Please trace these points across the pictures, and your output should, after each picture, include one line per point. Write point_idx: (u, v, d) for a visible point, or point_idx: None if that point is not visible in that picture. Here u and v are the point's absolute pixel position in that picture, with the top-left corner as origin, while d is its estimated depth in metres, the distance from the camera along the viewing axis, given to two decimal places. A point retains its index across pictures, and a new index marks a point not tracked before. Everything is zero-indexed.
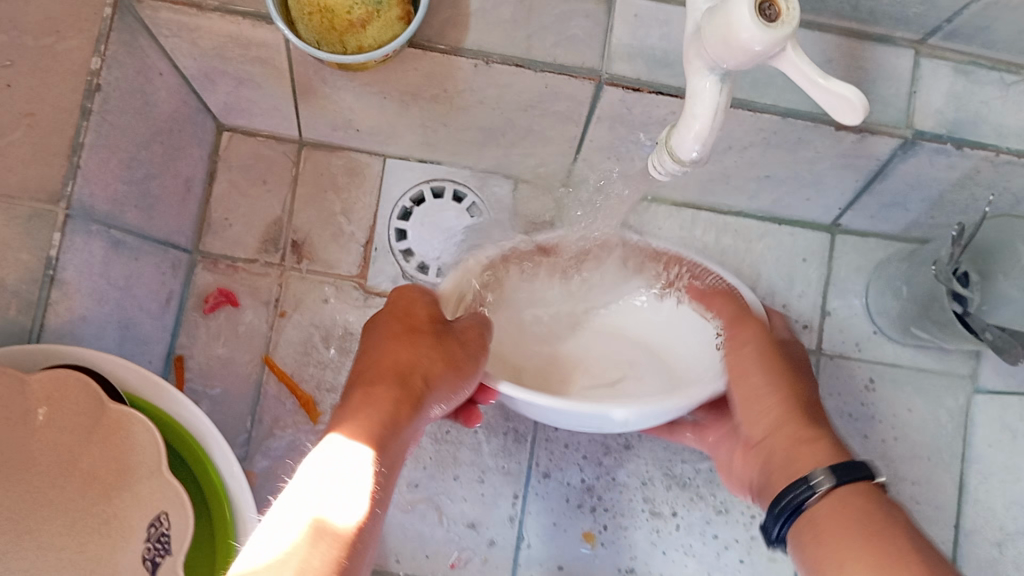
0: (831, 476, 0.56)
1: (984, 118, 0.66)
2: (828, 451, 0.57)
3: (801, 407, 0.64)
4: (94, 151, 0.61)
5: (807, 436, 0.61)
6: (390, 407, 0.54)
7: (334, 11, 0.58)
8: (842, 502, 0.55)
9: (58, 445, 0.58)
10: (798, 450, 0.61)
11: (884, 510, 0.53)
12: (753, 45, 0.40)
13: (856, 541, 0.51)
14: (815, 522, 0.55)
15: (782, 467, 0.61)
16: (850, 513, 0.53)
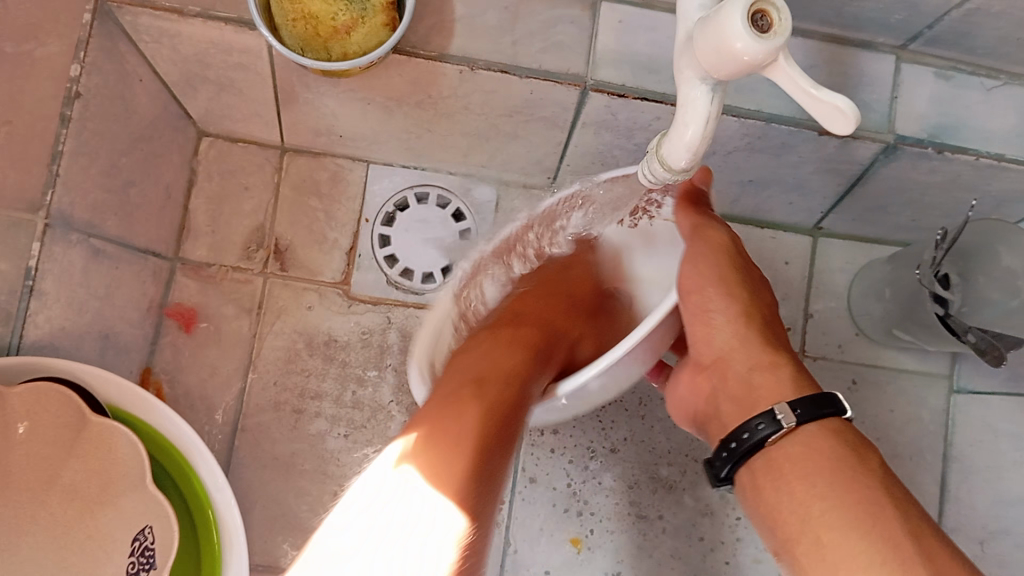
0: (796, 412, 0.51)
1: (965, 122, 0.67)
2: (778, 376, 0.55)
3: (759, 332, 0.58)
4: (74, 159, 0.60)
5: (767, 361, 0.56)
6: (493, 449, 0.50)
7: (318, 18, 0.57)
8: (810, 452, 0.50)
9: (39, 459, 0.57)
10: (755, 376, 0.56)
11: (855, 454, 0.50)
12: (743, 55, 0.40)
13: (817, 485, 0.49)
14: (773, 468, 0.52)
15: (746, 400, 0.55)
16: (813, 455, 0.50)
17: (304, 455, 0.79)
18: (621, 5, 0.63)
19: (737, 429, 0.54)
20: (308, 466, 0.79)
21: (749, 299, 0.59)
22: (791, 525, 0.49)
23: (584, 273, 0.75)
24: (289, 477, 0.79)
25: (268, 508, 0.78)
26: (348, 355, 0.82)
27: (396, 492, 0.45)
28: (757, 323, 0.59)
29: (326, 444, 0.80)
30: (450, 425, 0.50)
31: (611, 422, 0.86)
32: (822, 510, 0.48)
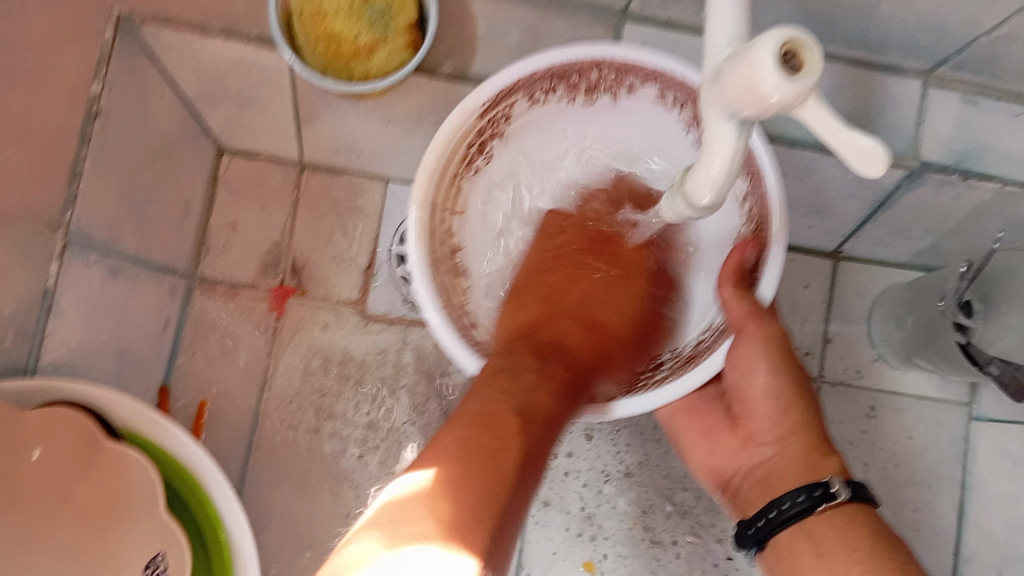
0: (847, 488, 0.53)
1: (990, 148, 0.66)
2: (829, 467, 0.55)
3: (809, 418, 0.58)
4: (93, 176, 0.60)
5: (819, 449, 0.56)
6: (551, 386, 0.53)
7: (340, 37, 0.57)
8: (854, 526, 0.52)
9: (55, 479, 0.57)
10: (811, 461, 0.56)
11: (890, 545, 0.51)
12: (771, 99, 0.39)
13: (859, 555, 0.51)
14: (810, 537, 0.53)
15: (795, 476, 0.55)
16: (854, 533, 0.52)
17: (318, 473, 0.79)
18: (643, 27, 0.63)
19: (771, 503, 0.55)
20: (322, 483, 0.79)
21: (798, 375, 0.58)
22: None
23: (621, 297, 0.64)
24: (303, 495, 0.79)
25: (281, 528, 0.78)
26: (363, 374, 0.81)
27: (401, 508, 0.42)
28: (800, 403, 0.58)
29: (340, 464, 0.79)
30: (490, 463, 0.44)
31: (626, 446, 0.85)
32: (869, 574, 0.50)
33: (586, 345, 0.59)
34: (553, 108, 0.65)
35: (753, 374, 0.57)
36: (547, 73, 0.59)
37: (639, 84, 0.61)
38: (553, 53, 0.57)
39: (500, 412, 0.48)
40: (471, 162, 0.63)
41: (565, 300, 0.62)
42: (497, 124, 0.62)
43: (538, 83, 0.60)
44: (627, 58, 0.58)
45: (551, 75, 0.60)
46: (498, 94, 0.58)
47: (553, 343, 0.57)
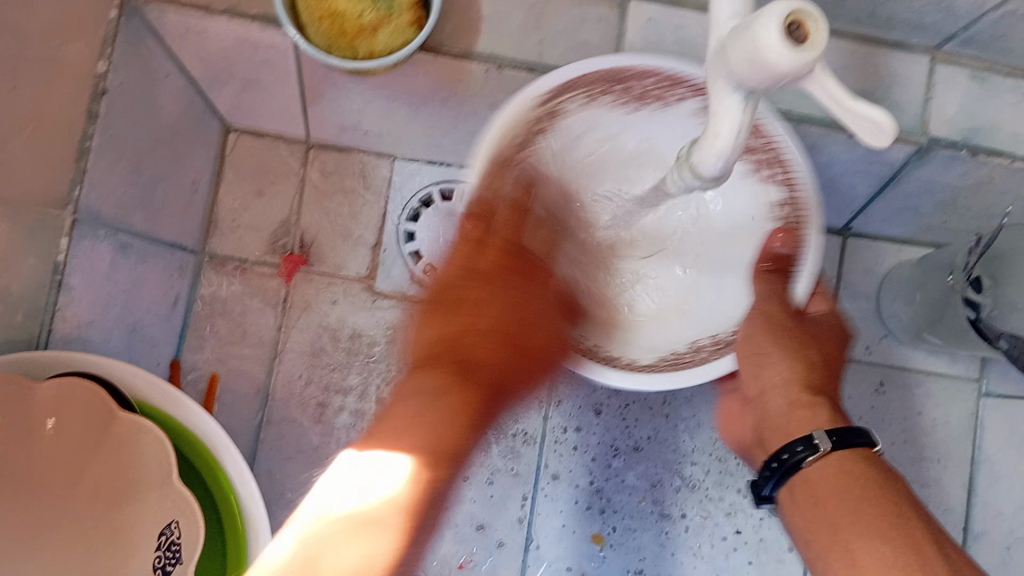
0: (830, 438, 0.53)
1: (999, 125, 0.65)
2: (823, 413, 0.57)
3: (811, 376, 0.60)
4: (101, 155, 0.61)
5: (808, 400, 0.58)
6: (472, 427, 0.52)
7: (345, 15, 0.57)
8: (861, 469, 0.52)
9: (66, 452, 0.57)
10: (795, 413, 0.58)
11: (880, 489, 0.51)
12: (778, 67, 0.39)
13: (865, 502, 0.50)
14: (811, 490, 0.53)
15: (799, 431, 0.56)
16: (845, 481, 0.52)
17: (329, 447, 0.80)
18: (649, 5, 0.63)
19: (776, 451, 0.56)
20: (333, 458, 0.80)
21: (812, 353, 0.61)
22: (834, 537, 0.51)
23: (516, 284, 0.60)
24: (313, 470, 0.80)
25: (292, 502, 0.79)
26: (372, 350, 0.82)
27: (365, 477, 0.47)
28: (819, 370, 0.61)
29: (351, 439, 0.80)
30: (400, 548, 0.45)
31: (635, 421, 0.85)
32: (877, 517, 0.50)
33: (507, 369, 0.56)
34: (603, 109, 0.64)
35: (757, 353, 0.60)
36: (604, 77, 0.60)
37: (684, 97, 0.61)
38: (608, 61, 0.58)
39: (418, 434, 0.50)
40: (527, 152, 0.62)
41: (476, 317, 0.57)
42: (551, 123, 0.62)
43: (599, 86, 0.61)
44: (674, 72, 0.59)
45: (603, 78, 0.60)
46: (551, 92, 0.59)
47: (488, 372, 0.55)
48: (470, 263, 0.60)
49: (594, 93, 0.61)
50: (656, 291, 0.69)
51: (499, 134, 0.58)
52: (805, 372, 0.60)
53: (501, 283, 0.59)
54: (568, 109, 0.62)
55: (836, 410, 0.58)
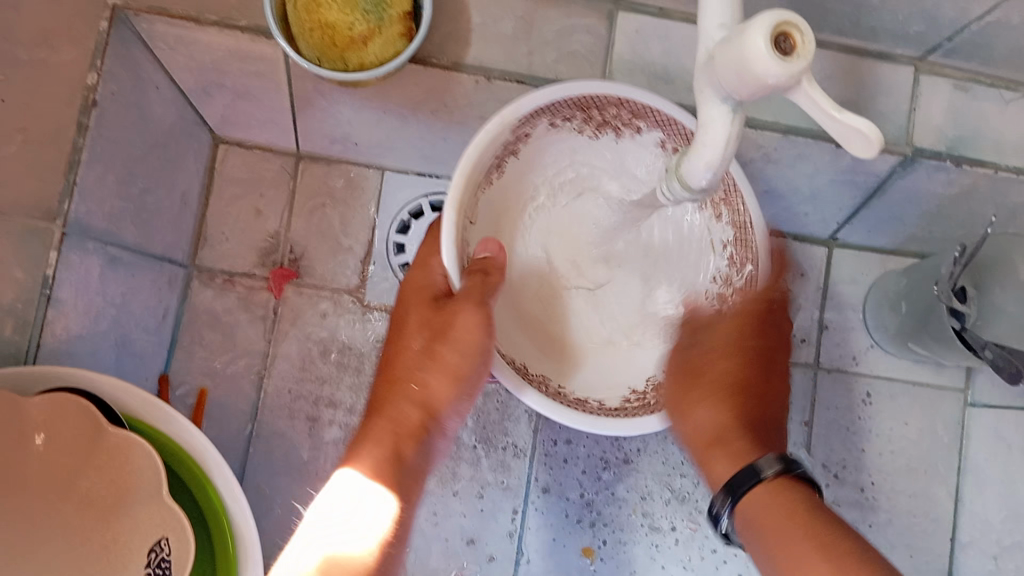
0: (776, 465, 0.57)
1: (982, 134, 0.66)
2: (722, 454, 0.61)
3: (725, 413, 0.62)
4: (91, 166, 0.61)
5: (722, 437, 0.61)
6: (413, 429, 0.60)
7: (335, 27, 0.57)
8: (783, 496, 0.55)
9: (57, 467, 0.57)
10: (711, 454, 0.61)
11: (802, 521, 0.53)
12: (767, 80, 0.40)
13: (795, 532, 0.52)
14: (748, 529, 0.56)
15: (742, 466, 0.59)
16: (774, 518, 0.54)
17: (319, 460, 0.80)
18: (637, 16, 0.63)
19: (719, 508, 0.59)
20: (323, 471, 0.80)
21: (738, 377, 0.63)
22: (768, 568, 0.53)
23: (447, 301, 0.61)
24: (303, 482, 0.79)
25: (282, 517, 0.79)
26: (362, 363, 0.82)
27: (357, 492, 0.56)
28: (749, 400, 0.63)
29: (341, 452, 0.80)
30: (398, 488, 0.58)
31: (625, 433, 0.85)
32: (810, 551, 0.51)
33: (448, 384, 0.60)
34: (565, 135, 0.65)
35: (695, 409, 0.63)
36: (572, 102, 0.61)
37: (645, 129, 0.64)
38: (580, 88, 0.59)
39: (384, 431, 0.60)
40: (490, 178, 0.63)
41: (425, 345, 0.60)
42: (519, 146, 0.63)
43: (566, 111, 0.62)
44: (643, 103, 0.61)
45: (575, 103, 0.62)
46: (527, 115, 0.60)
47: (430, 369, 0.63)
48: (417, 296, 0.62)
49: (558, 116, 0.63)
50: (610, 313, 0.68)
51: (474, 158, 0.58)
52: (730, 408, 0.63)
53: (429, 309, 0.61)
54: (536, 132, 0.63)
55: (736, 445, 0.60)
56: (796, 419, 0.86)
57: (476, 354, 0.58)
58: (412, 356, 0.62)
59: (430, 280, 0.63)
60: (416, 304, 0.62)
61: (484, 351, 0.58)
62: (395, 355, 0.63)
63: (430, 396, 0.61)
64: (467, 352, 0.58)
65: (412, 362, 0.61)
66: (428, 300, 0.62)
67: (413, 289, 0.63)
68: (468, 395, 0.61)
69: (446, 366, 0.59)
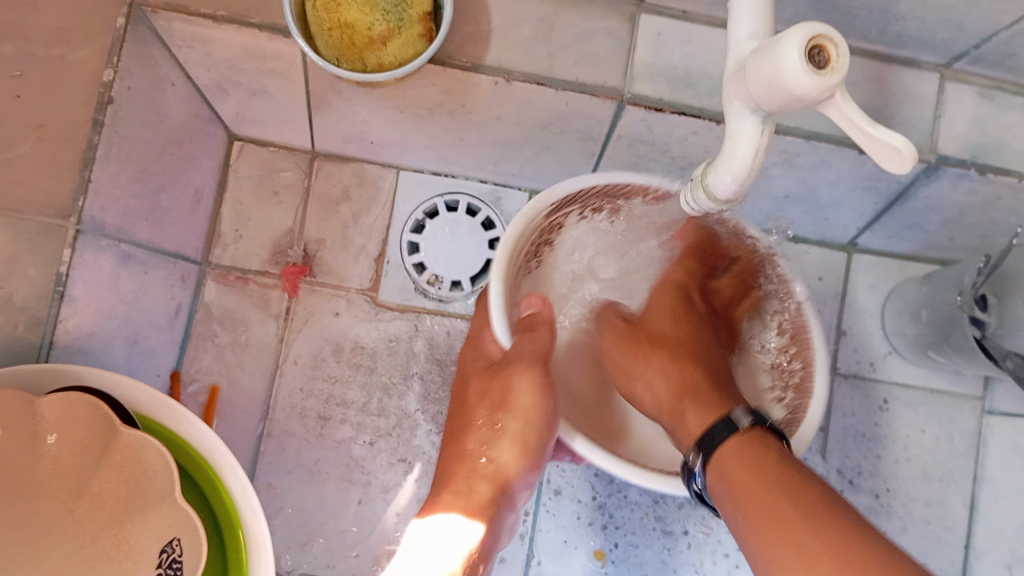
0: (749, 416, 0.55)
1: (1006, 144, 0.65)
2: (692, 410, 0.59)
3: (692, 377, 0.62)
4: (104, 164, 0.60)
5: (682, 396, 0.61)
6: (485, 494, 0.63)
7: (354, 25, 0.57)
8: (759, 447, 0.53)
9: (68, 467, 0.56)
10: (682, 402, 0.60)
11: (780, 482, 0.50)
12: (798, 91, 0.39)
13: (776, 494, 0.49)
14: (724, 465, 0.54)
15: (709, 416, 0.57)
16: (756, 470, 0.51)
17: (330, 460, 0.80)
18: (660, 18, 0.62)
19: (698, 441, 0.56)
20: (334, 470, 0.79)
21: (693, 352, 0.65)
22: (740, 532, 0.51)
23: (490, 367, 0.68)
24: (314, 481, 0.79)
25: (292, 516, 0.78)
26: (374, 363, 0.81)
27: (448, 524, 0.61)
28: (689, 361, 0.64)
29: (351, 451, 0.80)
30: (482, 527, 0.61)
31: None
32: (778, 519, 0.48)
33: (517, 444, 0.64)
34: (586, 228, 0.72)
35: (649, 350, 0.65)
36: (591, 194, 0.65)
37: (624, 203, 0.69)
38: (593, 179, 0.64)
39: (473, 476, 0.64)
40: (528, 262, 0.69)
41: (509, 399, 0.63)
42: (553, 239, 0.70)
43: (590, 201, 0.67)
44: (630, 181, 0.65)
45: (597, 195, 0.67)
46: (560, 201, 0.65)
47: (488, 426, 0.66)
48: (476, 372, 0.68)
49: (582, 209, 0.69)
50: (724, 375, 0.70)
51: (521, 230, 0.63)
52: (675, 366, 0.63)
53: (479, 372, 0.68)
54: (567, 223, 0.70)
55: (705, 400, 0.59)
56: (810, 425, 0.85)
57: (534, 416, 0.63)
58: (483, 435, 0.65)
59: (486, 351, 0.69)
60: (477, 378, 0.68)
61: (545, 414, 0.63)
62: (461, 429, 0.67)
63: (500, 466, 0.64)
64: (528, 417, 0.63)
65: (484, 434, 0.65)
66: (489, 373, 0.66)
67: (476, 373, 0.68)
68: (536, 463, 0.65)
69: (512, 436, 0.64)
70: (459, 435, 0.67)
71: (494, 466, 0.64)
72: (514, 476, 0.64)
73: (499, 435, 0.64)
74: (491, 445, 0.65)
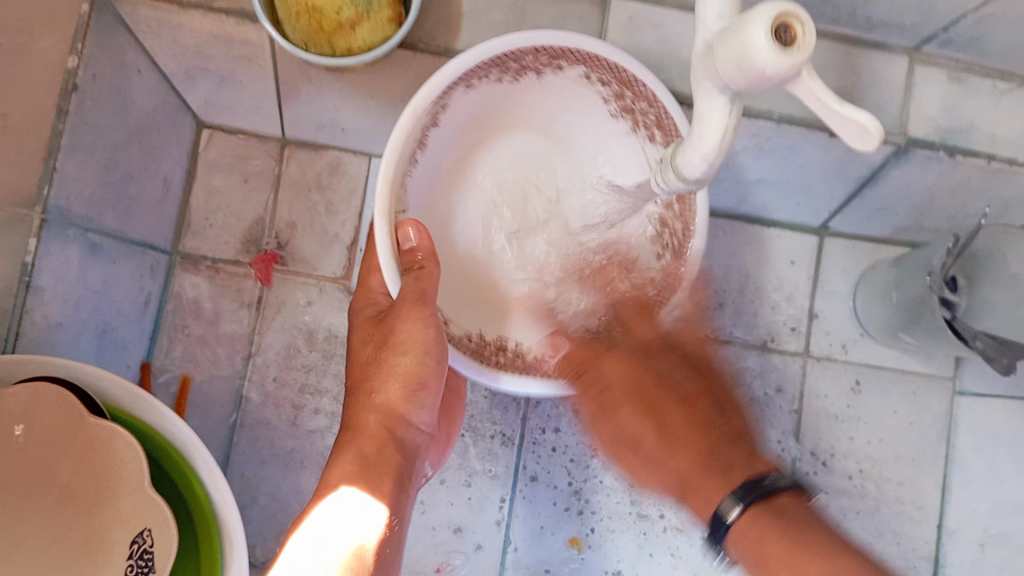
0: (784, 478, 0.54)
1: (977, 126, 0.65)
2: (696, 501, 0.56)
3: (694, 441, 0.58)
4: (71, 153, 0.59)
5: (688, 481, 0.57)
6: (372, 447, 0.61)
7: (323, 11, 0.55)
8: (762, 531, 0.52)
9: (36, 460, 0.55)
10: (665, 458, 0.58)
11: (787, 536, 0.51)
12: (766, 71, 0.39)
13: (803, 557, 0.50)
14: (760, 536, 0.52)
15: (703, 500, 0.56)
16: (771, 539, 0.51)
17: (304, 450, 0.79)
18: (630, 3, 0.62)
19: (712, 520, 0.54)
20: (309, 459, 0.79)
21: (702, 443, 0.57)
22: None
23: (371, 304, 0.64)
24: (288, 471, 0.79)
25: (267, 506, 0.78)
26: (348, 352, 0.81)
27: (339, 502, 0.56)
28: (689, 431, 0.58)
29: (326, 441, 0.79)
30: (371, 480, 0.59)
31: None
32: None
33: (404, 384, 0.61)
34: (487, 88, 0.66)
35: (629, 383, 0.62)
36: (490, 63, 0.61)
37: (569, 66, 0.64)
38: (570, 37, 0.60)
39: (362, 426, 0.62)
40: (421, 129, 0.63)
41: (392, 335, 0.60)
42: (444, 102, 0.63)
43: (602, 69, 0.63)
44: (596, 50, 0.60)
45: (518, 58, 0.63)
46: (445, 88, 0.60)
47: (368, 376, 0.63)
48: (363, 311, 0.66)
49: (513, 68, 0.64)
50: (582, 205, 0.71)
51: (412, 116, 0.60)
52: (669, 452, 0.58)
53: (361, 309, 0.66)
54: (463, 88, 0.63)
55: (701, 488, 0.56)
56: (783, 408, 0.85)
57: (423, 354, 0.60)
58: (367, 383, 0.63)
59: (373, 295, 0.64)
60: (368, 327, 0.64)
61: (430, 348, 0.60)
62: (355, 368, 0.65)
63: (386, 402, 0.62)
64: (418, 351, 0.60)
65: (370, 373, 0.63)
66: (378, 323, 0.63)
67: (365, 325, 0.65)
68: (431, 394, 0.63)
69: (393, 376, 0.61)
70: (353, 384, 0.64)
71: (379, 416, 0.62)
72: (404, 410, 0.63)
73: (392, 385, 0.62)
74: (386, 394, 0.62)
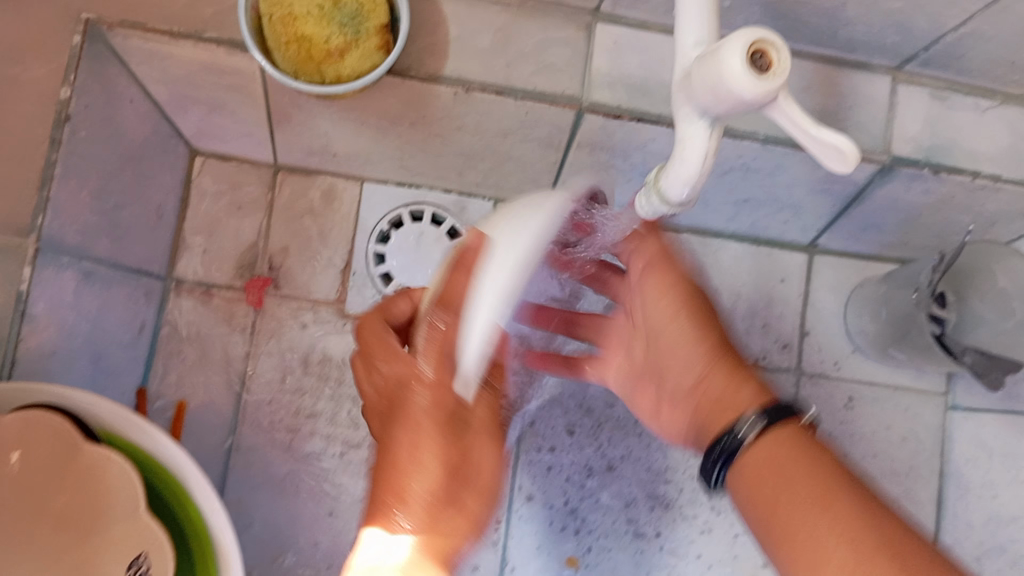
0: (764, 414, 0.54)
1: (959, 144, 0.66)
2: (744, 387, 0.56)
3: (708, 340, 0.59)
4: (64, 183, 0.60)
5: (725, 375, 0.58)
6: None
7: (311, 39, 0.58)
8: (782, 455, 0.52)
9: (31, 486, 0.55)
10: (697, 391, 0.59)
11: (798, 465, 0.52)
12: (741, 97, 0.39)
13: (820, 503, 0.50)
14: (755, 465, 0.53)
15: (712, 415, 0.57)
16: (776, 468, 0.52)
17: (299, 473, 0.79)
18: (615, 27, 0.63)
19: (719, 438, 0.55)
20: (304, 482, 0.79)
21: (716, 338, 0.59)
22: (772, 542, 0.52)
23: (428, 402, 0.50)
24: (284, 494, 0.79)
25: (263, 530, 0.78)
26: (343, 375, 0.81)
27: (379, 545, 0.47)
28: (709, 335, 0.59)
29: (321, 464, 0.80)
30: None
31: (608, 440, 0.86)
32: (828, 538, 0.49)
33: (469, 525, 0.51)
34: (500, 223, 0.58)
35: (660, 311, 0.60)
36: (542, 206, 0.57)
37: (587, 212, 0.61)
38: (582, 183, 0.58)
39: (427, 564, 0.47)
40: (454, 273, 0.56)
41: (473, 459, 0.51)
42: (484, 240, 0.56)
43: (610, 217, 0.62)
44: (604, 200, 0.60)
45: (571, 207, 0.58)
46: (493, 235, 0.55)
47: (429, 502, 0.49)
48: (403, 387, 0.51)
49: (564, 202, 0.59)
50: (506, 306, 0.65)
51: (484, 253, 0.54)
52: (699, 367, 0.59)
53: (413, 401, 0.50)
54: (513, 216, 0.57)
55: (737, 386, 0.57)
56: None
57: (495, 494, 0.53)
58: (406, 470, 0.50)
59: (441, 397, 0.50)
60: (427, 425, 0.50)
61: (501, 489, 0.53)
62: (404, 470, 0.49)
63: (446, 544, 0.49)
64: (490, 487, 0.52)
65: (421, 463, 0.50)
66: (447, 429, 0.50)
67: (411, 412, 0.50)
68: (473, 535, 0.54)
69: (467, 515, 0.51)
70: (395, 502, 0.48)
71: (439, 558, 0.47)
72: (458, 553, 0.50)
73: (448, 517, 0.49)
74: (447, 520, 0.49)
